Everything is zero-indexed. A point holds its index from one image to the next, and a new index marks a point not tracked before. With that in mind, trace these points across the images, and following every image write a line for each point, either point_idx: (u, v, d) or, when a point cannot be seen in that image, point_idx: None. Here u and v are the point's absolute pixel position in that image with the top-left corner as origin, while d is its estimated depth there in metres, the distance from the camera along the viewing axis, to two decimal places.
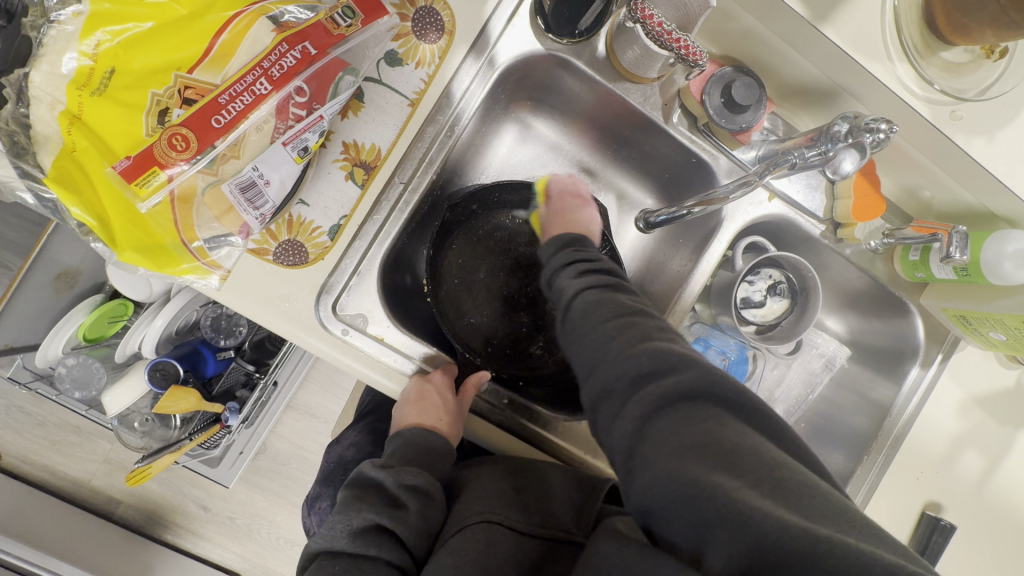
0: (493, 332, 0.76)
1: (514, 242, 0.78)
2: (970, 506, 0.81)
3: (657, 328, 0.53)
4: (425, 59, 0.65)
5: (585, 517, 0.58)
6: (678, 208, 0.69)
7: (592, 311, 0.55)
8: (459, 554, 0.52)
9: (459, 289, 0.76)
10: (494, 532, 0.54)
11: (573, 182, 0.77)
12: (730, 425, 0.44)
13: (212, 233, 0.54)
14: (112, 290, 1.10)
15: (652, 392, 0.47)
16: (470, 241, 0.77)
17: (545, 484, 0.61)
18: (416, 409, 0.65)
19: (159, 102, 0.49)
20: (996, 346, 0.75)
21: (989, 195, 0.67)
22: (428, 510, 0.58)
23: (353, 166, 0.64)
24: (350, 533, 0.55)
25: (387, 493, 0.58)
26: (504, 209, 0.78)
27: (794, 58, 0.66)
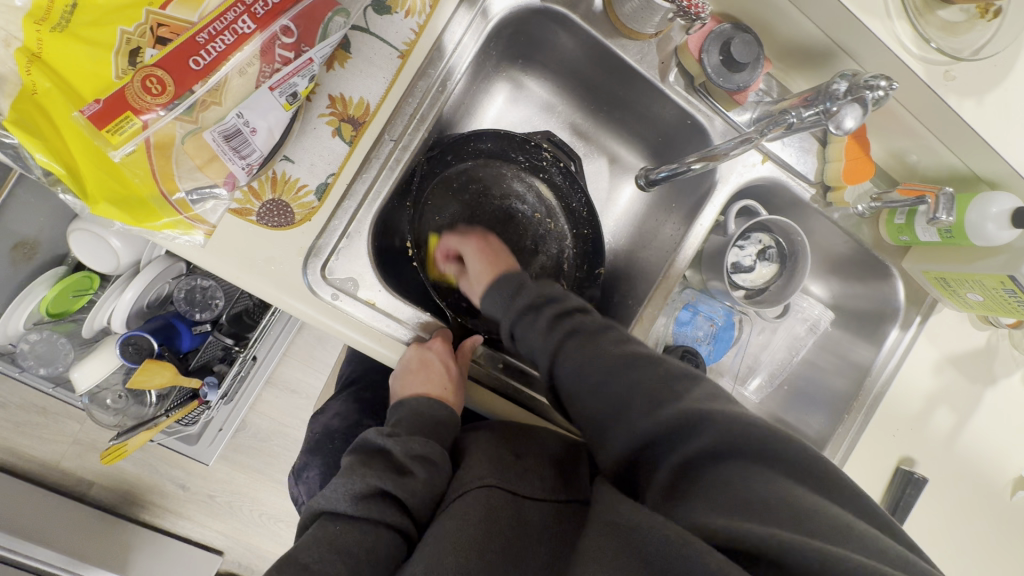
0: (475, 289, 0.77)
1: (488, 197, 0.79)
2: (941, 460, 0.85)
3: (662, 376, 0.54)
4: (414, 8, 0.62)
5: (583, 484, 0.58)
6: (679, 164, 0.69)
7: (586, 372, 0.57)
8: (461, 518, 0.52)
9: (439, 247, 0.76)
10: (496, 496, 0.53)
11: (548, 133, 0.76)
12: (759, 473, 0.45)
13: (195, 183, 0.51)
14: (75, 262, 1.03)
15: (682, 453, 0.49)
16: (446, 194, 0.77)
17: (545, 454, 0.60)
18: (421, 378, 0.63)
19: (128, 41, 0.46)
20: (972, 307, 0.78)
21: (975, 157, 0.68)
22: (435, 479, 0.57)
23: (340, 121, 0.60)
24: (352, 498, 0.54)
25: (392, 460, 0.57)
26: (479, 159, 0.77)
27: (793, 16, 0.65)
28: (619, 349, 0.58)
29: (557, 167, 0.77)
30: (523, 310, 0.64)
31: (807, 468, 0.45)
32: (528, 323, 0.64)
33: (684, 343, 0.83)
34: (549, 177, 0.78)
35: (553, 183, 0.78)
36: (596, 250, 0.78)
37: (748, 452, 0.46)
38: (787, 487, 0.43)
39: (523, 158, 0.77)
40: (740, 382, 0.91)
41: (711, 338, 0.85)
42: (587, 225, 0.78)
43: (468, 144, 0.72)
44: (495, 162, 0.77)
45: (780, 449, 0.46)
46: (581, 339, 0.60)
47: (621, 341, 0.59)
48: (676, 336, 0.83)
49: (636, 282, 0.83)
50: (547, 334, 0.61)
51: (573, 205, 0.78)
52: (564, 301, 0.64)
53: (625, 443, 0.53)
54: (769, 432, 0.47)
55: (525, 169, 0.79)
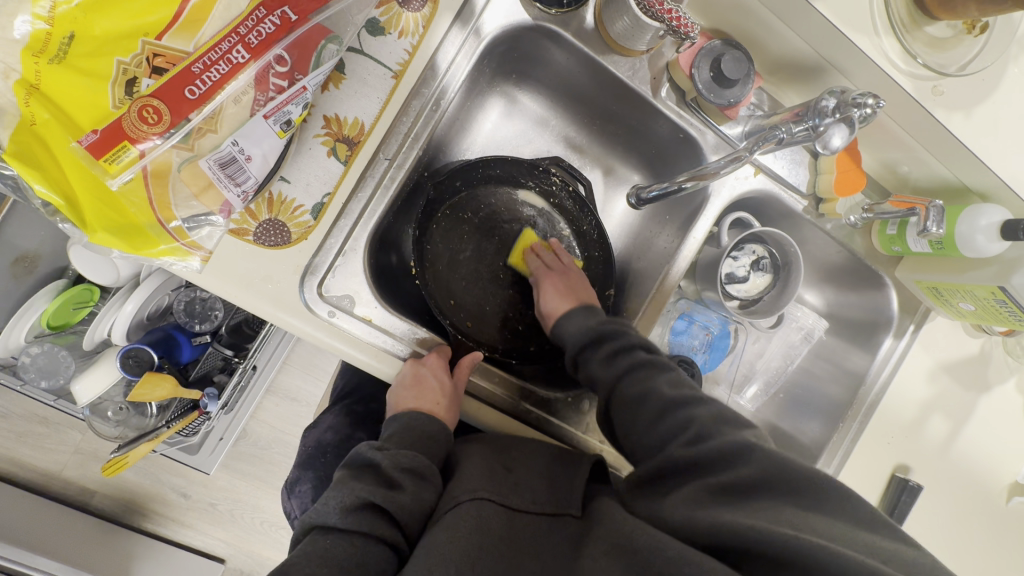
0: (482, 311, 0.76)
1: (499, 219, 0.78)
2: (936, 466, 0.86)
3: (713, 415, 0.57)
4: (408, 28, 0.63)
5: (574, 489, 0.58)
6: (670, 183, 0.70)
7: (643, 399, 0.61)
8: (451, 530, 0.52)
9: (446, 270, 0.75)
10: (486, 509, 0.54)
11: (557, 158, 0.77)
12: (791, 508, 0.47)
13: (191, 211, 0.52)
14: (75, 275, 1.04)
15: (711, 479, 0.52)
16: (455, 218, 0.75)
17: (535, 463, 0.61)
18: (414, 394, 0.64)
19: (125, 71, 0.47)
20: (965, 316, 0.78)
21: (964, 169, 0.68)
22: (422, 492, 0.58)
23: (335, 141, 0.61)
24: (343, 510, 0.54)
25: (382, 474, 0.58)
26: (491, 183, 0.77)
27: (781, 32, 0.66)
28: (673, 391, 0.60)
29: (567, 192, 0.79)
30: (584, 344, 0.67)
31: (834, 497, 0.48)
32: (589, 355, 0.67)
33: (680, 352, 0.84)
34: (559, 202, 0.80)
35: (563, 207, 0.80)
36: (606, 269, 0.80)
37: (783, 486, 0.49)
38: (814, 518, 0.46)
39: (533, 182, 0.78)
40: (736, 390, 0.91)
41: (706, 347, 0.86)
42: (598, 248, 0.80)
43: (476, 170, 0.74)
44: (505, 186, 0.78)
45: (816, 487, 0.48)
46: (645, 371, 0.62)
47: (676, 382, 0.62)
48: (672, 346, 0.84)
49: (630, 294, 0.84)
50: (609, 366, 0.64)
51: (585, 229, 0.80)
52: (624, 338, 0.66)
53: (657, 460, 0.57)
54: (812, 473, 0.50)
55: (534, 192, 0.79)
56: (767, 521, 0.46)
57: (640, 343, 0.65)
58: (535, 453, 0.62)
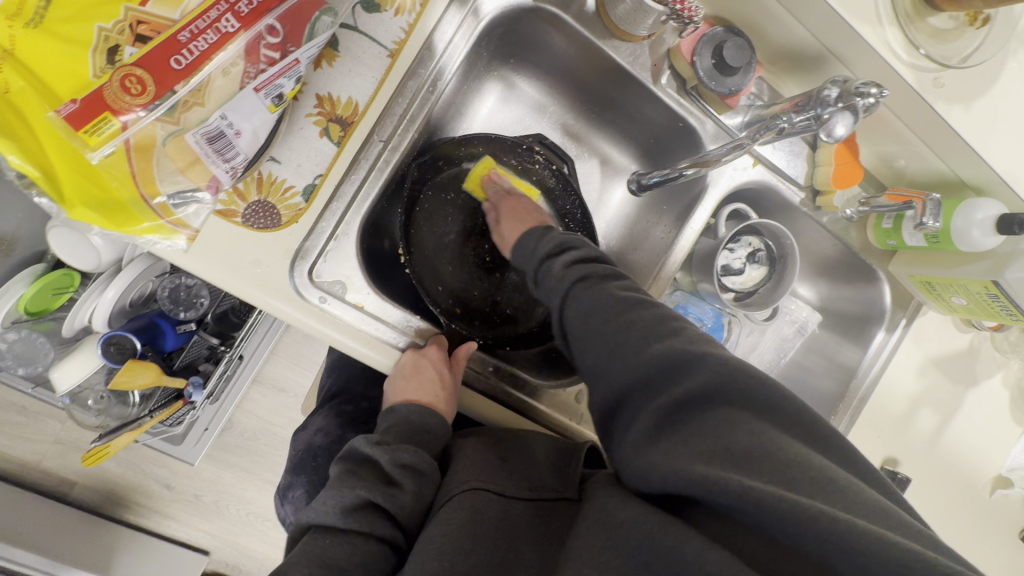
0: (469, 296, 0.74)
1: (482, 200, 0.76)
2: (922, 458, 0.87)
3: (660, 317, 0.54)
4: (404, 7, 0.61)
5: (570, 477, 0.57)
6: (671, 170, 0.69)
7: (591, 311, 0.56)
8: (447, 523, 0.51)
9: (430, 253, 0.73)
10: (483, 500, 0.53)
11: (539, 136, 0.77)
12: (742, 420, 0.45)
13: (175, 186, 0.50)
14: (54, 259, 1.00)
15: (668, 399, 0.49)
16: (440, 198, 0.74)
17: (532, 455, 0.60)
18: (413, 385, 0.62)
19: (106, 39, 0.44)
20: (956, 311, 0.79)
21: (961, 162, 0.68)
22: (423, 490, 0.57)
23: (327, 121, 0.59)
24: (342, 510, 0.53)
25: (381, 471, 0.56)
26: (474, 163, 0.75)
27: (785, 21, 0.65)
28: (624, 293, 0.57)
29: (550, 169, 0.78)
30: (543, 259, 0.63)
31: (788, 413, 0.46)
32: (541, 267, 0.63)
33: None
34: (541, 179, 0.79)
35: (544, 181, 0.78)
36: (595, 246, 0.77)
37: (738, 398, 0.46)
38: (769, 434, 0.44)
39: (512, 159, 0.77)
40: None
41: None
42: (582, 225, 0.77)
43: (459, 149, 0.73)
44: (487, 166, 0.77)
45: (767, 402, 0.45)
46: (596, 277, 0.59)
47: (625, 288, 0.58)
48: None
49: None
50: (561, 276, 0.61)
51: (567, 209, 0.77)
52: (576, 248, 0.63)
53: (613, 382, 0.53)
54: (765, 390, 0.46)
55: (515, 171, 0.78)
56: (729, 470, 0.41)
57: (595, 255, 0.62)
58: (532, 439, 0.62)
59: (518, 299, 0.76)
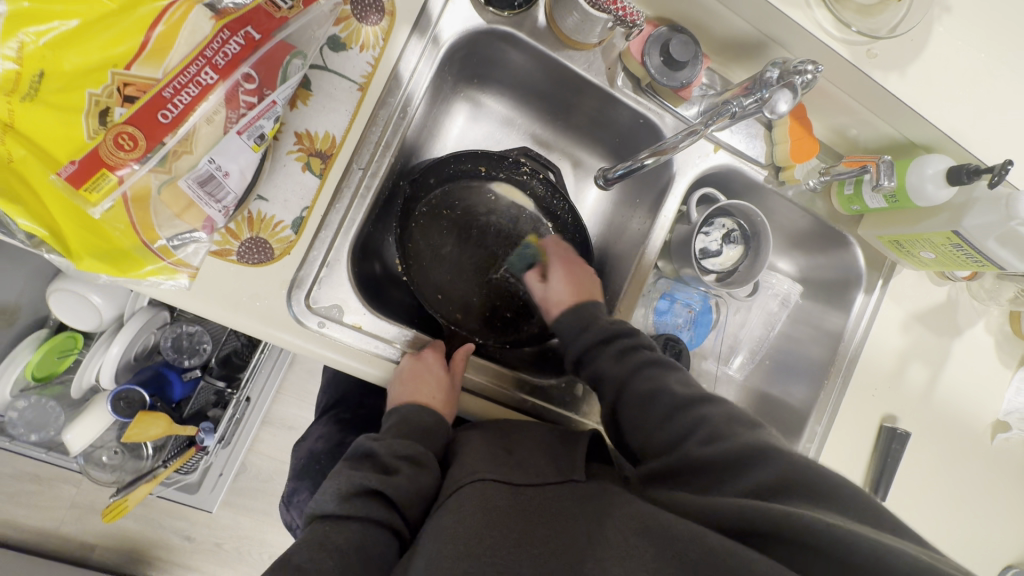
0: (470, 303, 0.79)
1: (474, 213, 0.81)
2: (915, 410, 0.91)
3: (726, 418, 0.58)
4: (368, 42, 0.64)
5: (577, 461, 0.60)
6: (633, 160, 0.71)
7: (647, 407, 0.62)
8: (458, 511, 0.53)
9: (429, 265, 0.78)
10: (491, 489, 0.55)
11: (525, 149, 0.80)
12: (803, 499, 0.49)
13: (174, 231, 0.54)
14: (57, 323, 1.03)
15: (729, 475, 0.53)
16: (435, 215, 0.79)
17: (542, 445, 0.62)
18: (411, 388, 0.65)
19: (97, 103, 0.47)
20: (928, 265, 0.82)
21: (905, 124, 0.73)
22: (419, 477, 0.58)
23: (308, 156, 0.63)
24: (340, 497, 0.56)
25: (379, 462, 0.59)
26: (463, 178, 0.80)
27: (722, 15, 0.69)
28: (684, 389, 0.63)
29: (537, 179, 0.81)
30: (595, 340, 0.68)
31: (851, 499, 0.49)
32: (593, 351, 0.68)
33: (666, 331, 0.87)
34: (531, 189, 0.83)
35: (535, 191, 0.82)
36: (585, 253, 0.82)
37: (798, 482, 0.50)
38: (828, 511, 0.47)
39: (501, 174, 0.81)
40: (724, 361, 0.94)
41: (691, 323, 0.90)
42: (573, 233, 0.82)
43: (447, 165, 0.77)
44: (476, 181, 0.81)
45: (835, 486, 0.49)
46: (655, 369, 0.65)
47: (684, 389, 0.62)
48: (657, 325, 0.87)
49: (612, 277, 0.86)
50: (619, 363, 0.66)
51: (556, 212, 0.82)
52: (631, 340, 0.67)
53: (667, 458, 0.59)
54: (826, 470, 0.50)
55: (505, 182, 0.82)
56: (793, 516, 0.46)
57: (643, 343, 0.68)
58: (538, 434, 0.64)
59: (516, 303, 0.81)
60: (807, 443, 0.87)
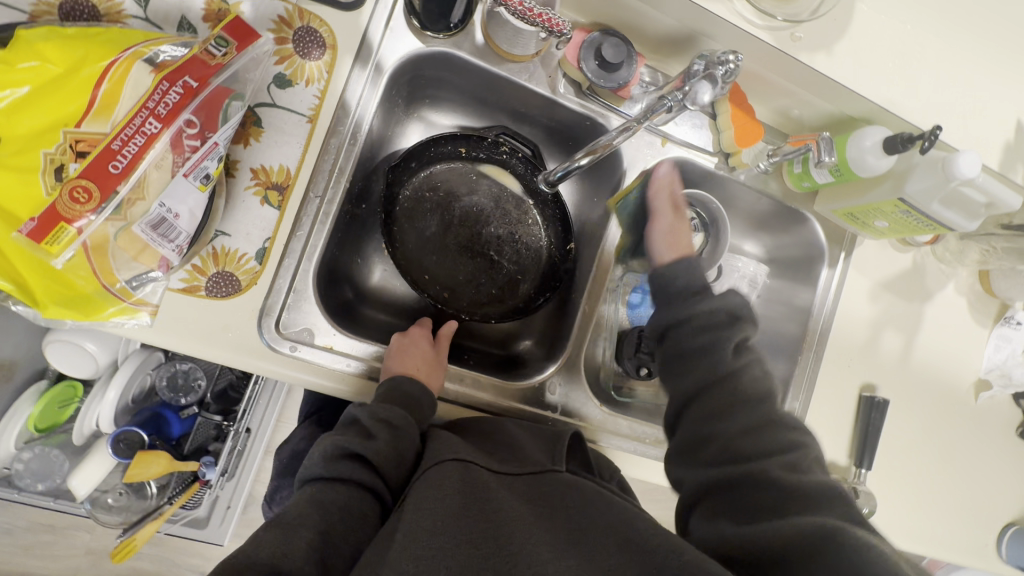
0: (457, 282, 0.83)
1: (456, 195, 0.84)
2: (894, 376, 0.92)
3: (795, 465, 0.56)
4: (313, 76, 0.67)
5: (557, 453, 0.61)
6: (569, 162, 0.71)
7: (731, 412, 0.61)
8: (438, 487, 0.53)
9: (415, 247, 0.81)
10: (472, 472, 0.55)
11: (502, 128, 0.80)
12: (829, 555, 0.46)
13: (132, 272, 0.57)
14: (55, 373, 1.07)
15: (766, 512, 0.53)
16: (418, 197, 0.82)
17: (520, 439, 0.64)
18: (397, 360, 0.69)
19: (52, 160, 0.50)
20: (884, 233, 0.84)
21: (841, 101, 0.76)
22: (397, 442, 0.61)
23: (266, 190, 0.66)
24: (324, 460, 0.58)
25: (361, 427, 0.62)
26: (442, 160, 0.83)
27: (651, 15, 0.72)
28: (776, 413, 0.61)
29: (515, 157, 0.82)
30: (694, 317, 0.64)
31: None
32: (682, 329, 0.65)
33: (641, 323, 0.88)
34: (511, 166, 0.84)
35: (513, 166, 0.84)
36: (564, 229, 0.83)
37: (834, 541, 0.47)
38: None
39: (482, 153, 0.84)
40: None
41: None
42: (555, 207, 0.83)
43: (428, 150, 0.80)
44: (456, 162, 0.84)
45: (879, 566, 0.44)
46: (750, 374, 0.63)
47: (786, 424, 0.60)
48: (630, 319, 0.88)
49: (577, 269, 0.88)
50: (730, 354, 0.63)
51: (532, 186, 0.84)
52: (731, 337, 0.63)
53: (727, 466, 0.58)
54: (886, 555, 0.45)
55: (485, 161, 0.85)
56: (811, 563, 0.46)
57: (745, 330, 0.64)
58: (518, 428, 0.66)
59: (500, 280, 0.84)
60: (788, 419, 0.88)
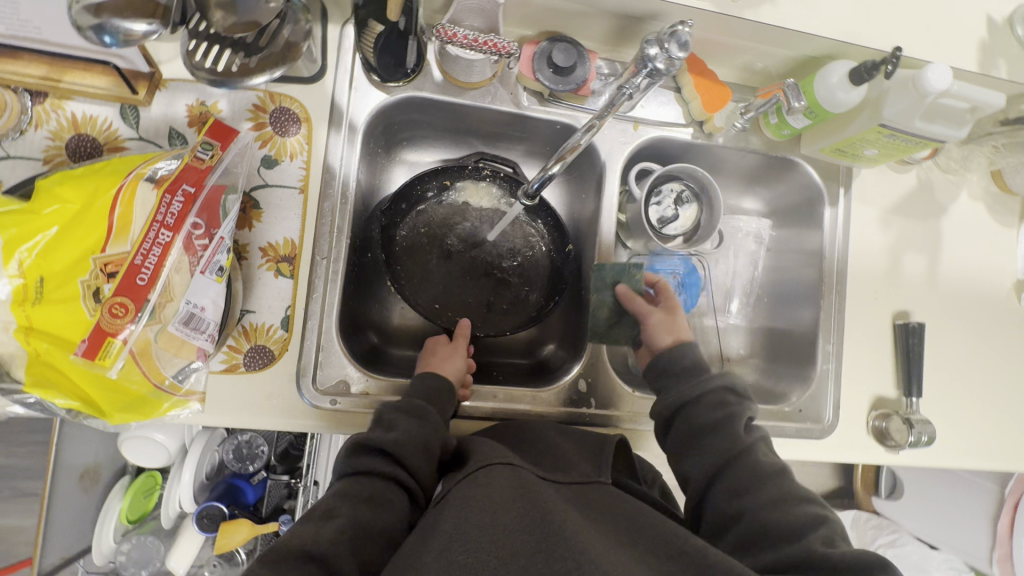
0: (466, 305, 0.86)
1: (450, 225, 0.87)
2: (923, 298, 0.90)
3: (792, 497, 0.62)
4: (295, 150, 0.72)
5: (604, 464, 0.64)
6: (543, 169, 0.70)
7: (758, 484, 0.62)
8: (487, 485, 0.56)
9: (420, 282, 0.85)
10: (520, 473, 0.58)
11: (480, 154, 0.84)
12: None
13: (176, 367, 0.63)
14: (134, 467, 1.16)
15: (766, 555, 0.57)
16: (415, 234, 0.86)
17: (567, 446, 0.67)
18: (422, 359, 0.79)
19: (89, 286, 0.56)
20: (878, 159, 0.83)
21: (799, 44, 0.76)
22: (413, 431, 0.63)
23: (277, 264, 0.71)
24: (351, 454, 0.62)
25: (381, 419, 0.65)
26: (430, 196, 0.87)
27: (593, 13, 0.75)
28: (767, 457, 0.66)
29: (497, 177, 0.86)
30: (689, 398, 0.70)
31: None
32: (691, 407, 0.70)
33: None
34: (496, 186, 0.87)
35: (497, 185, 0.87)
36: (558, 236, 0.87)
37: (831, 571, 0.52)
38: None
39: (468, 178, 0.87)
40: (722, 311, 0.97)
41: (679, 289, 0.91)
42: (547, 218, 0.87)
43: (415, 189, 0.84)
44: (445, 194, 0.87)
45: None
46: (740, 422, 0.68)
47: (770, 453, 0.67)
48: None
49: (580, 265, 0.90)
50: (721, 408, 0.69)
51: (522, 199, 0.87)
52: (737, 415, 0.68)
53: (763, 559, 0.57)
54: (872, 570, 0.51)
55: (470, 187, 0.88)
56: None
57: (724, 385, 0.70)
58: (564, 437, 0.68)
59: (512, 295, 0.88)
60: (825, 364, 0.87)
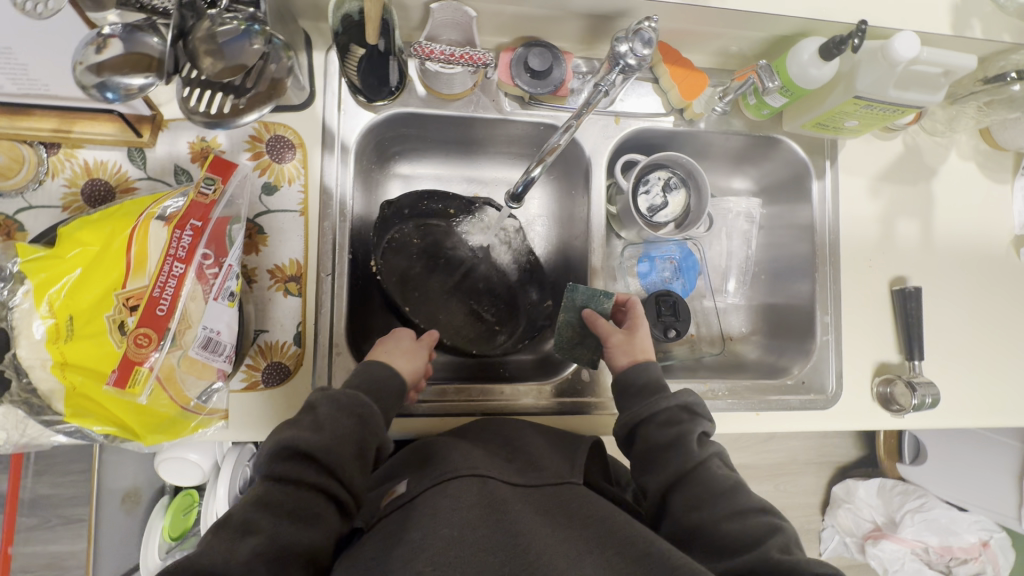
0: (438, 311, 0.89)
1: (444, 244, 0.91)
2: (919, 262, 0.91)
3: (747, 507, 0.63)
4: (293, 175, 0.76)
5: (575, 465, 0.67)
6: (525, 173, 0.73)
7: (713, 499, 0.64)
8: (457, 497, 0.59)
9: (397, 282, 0.87)
10: (489, 485, 0.62)
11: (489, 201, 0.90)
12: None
13: (199, 389, 0.67)
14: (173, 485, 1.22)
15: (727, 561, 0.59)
16: (405, 244, 0.88)
17: (550, 450, 0.70)
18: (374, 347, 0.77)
19: (115, 320, 0.61)
20: (859, 130, 0.84)
21: (768, 26, 0.78)
22: (340, 438, 0.64)
23: (285, 284, 0.75)
24: (274, 457, 0.61)
25: (314, 417, 0.64)
26: (433, 219, 0.90)
27: (564, 16, 0.77)
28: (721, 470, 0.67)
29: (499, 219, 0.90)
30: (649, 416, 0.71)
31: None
32: (646, 423, 0.71)
33: (656, 288, 0.94)
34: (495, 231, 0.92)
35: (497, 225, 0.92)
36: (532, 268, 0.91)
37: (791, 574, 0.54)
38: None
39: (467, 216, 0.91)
40: (720, 292, 0.99)
41: (677, 272, 0.96)
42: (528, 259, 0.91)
43: (421, 204, 0.88)
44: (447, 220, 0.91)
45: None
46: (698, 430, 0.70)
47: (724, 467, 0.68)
48: (646, 287, 0.94)
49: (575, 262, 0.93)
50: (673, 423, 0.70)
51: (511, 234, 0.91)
52: (690, 429, 0.69)
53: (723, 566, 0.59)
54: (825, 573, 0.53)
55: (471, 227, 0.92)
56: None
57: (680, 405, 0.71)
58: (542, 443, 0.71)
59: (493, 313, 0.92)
60: (824, 334, 0.88)
